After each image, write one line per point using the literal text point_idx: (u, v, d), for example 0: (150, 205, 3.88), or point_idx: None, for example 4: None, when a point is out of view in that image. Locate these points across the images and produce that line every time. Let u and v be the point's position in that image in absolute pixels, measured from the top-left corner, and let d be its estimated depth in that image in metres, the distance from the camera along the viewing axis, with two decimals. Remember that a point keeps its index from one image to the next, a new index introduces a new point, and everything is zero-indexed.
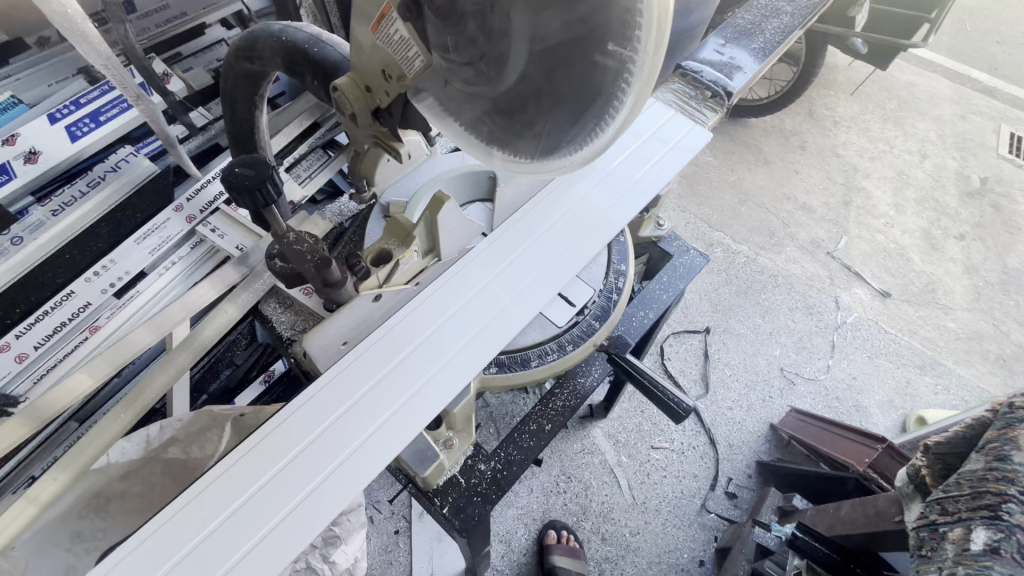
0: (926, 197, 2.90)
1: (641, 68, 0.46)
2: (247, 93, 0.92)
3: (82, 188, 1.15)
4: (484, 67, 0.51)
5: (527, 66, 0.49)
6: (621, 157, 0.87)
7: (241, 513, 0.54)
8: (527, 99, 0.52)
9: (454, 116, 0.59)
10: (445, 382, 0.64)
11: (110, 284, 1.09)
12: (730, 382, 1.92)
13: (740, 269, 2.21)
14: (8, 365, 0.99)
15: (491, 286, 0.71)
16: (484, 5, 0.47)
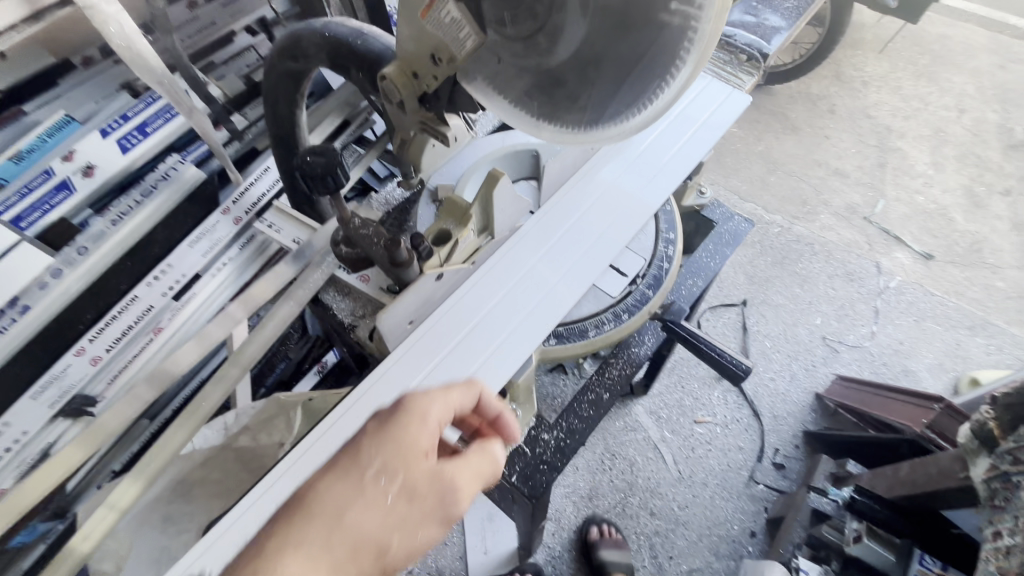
0: (966, 153, 2.79)
1: (699, 35, 0.48)
2: (290, 92, 0.95)
3: (137, 197, 1.18)
4: (541, 41, 0.56)
5: (585, 36, 0.55)
6: (661, 126, 0.87)
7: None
8: (577, 70, 0.57)
9: (501, 92, 0.60)
10: (508, 354, 0.67)
11: (169, 287, 1.14)
12: (771, 354, 1.90)
13: (775, 239, 2.17)
14: (84, 367, 1.07)
15: (545, 259, 0.73)
16: None
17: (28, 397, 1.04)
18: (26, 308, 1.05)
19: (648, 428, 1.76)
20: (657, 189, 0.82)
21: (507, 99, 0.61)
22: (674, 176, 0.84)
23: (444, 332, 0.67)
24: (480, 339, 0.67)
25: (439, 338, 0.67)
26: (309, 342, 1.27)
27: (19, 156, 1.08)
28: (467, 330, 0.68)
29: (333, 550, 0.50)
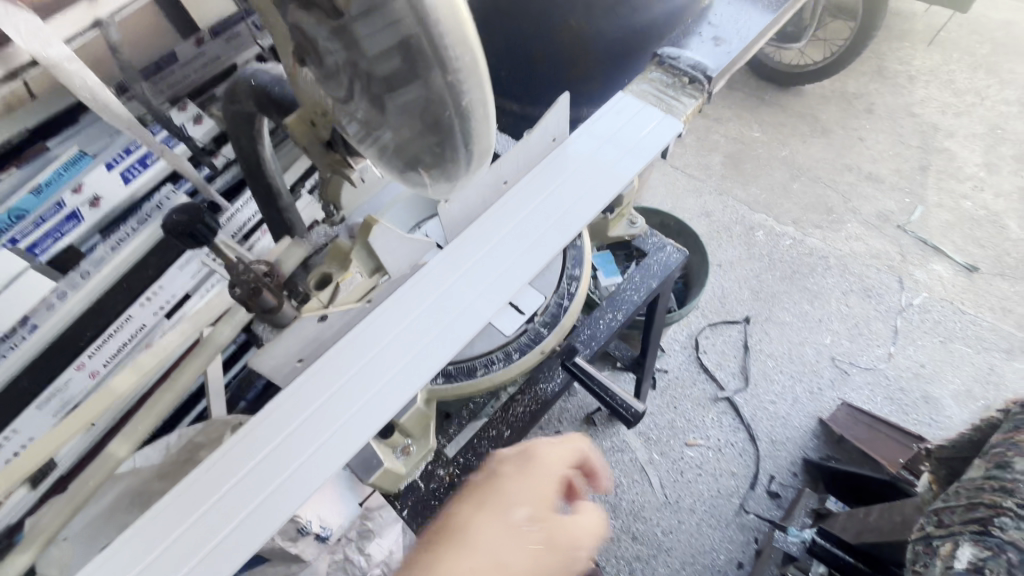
0: None
1: (462, 74, 0.43)
2: (246, 131, 1.01)
3: (134, 226, 1.26)
4: (373, 122, 0.49)
5: (403, 117, 0.46)
6: (583, 154, 0.86)
7: (216, 509, 0.64)
8: (424, 144, 0.49)
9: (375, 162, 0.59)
10: (390, 395, 0.69)
11: (161, 307, 1.34)
12: (773, 375, 1.80)
13: (788, 252, 2.06)
14: (85, 380, 1.25)
15: (440, 299, 0.75)
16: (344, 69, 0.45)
17: (34, 406, 1.19)
18: (34, 326, 1.14)
19: (636, 449, 1.71)
20: (573, 219, 0.81)
21: (378, 161, 0.57)
22: (592, 204, 0.83)
23: (334, 367, 0.70)
24: (370, 373, 0.70)
25: (330, 371, 0.70)
26: None
27: (36, 188, 1.10)
28: (357, 365, 0.70)
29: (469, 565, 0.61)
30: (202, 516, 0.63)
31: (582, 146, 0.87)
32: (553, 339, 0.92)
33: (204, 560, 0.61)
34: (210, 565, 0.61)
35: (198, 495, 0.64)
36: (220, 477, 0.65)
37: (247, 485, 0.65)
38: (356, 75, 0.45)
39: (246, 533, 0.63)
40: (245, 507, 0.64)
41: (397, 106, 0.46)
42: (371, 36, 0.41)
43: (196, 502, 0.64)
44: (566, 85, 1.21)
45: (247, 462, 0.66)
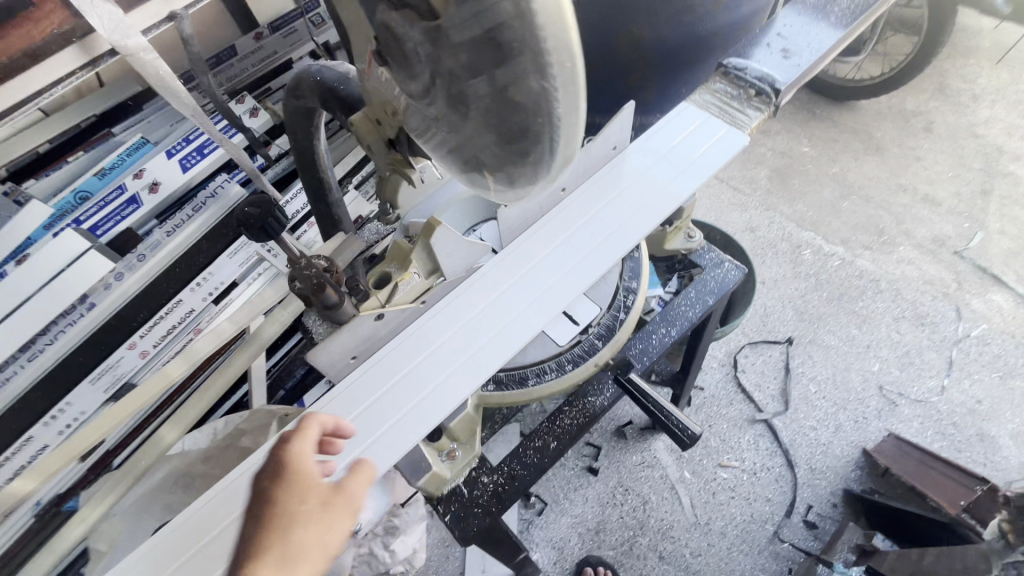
0: None
1: (560, 84, 0.41)
2: (305, 125, 1.02)
3: (189, 212, 1.31)
4: (454, 114, 0.49)
5: (484, 109, 0.46)
6: (645, 163, 0.85)
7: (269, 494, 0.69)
8: (502, 140, 0.48)
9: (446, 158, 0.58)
10: (447, 393, 0.69)
11: (210, 293, 1.36)
12: (815, 400, 1.73)
13: (835, 273, 1.98)
14: (136, 359, 1.29)
15: (499, 300, 0.74)
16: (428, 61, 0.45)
17: (88, 381, 1.22)
18: (92, 305, 1.19)
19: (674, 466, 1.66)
20: (632, 231, 0.80)
21: (447, 157, 0.58)
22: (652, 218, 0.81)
23: (388, 361, 0.70)
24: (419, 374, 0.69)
25: (382, 369, 0.70)
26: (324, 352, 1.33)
27: (103, 172, 1.22)
28: (405, 365, 0.70)
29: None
30: (251, 506, 0.69)
31: (646, 156, 0.85)
32: (607, 352, 0.93)
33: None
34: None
35: (253, 480, 0.70)
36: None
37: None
38: (439, 72, 0.45)
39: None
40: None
41: (475, 99, 0.45)
42: (458, 31, 0.40)
43: (252, 489, 0.70)
44: (622, 91, 1.19)
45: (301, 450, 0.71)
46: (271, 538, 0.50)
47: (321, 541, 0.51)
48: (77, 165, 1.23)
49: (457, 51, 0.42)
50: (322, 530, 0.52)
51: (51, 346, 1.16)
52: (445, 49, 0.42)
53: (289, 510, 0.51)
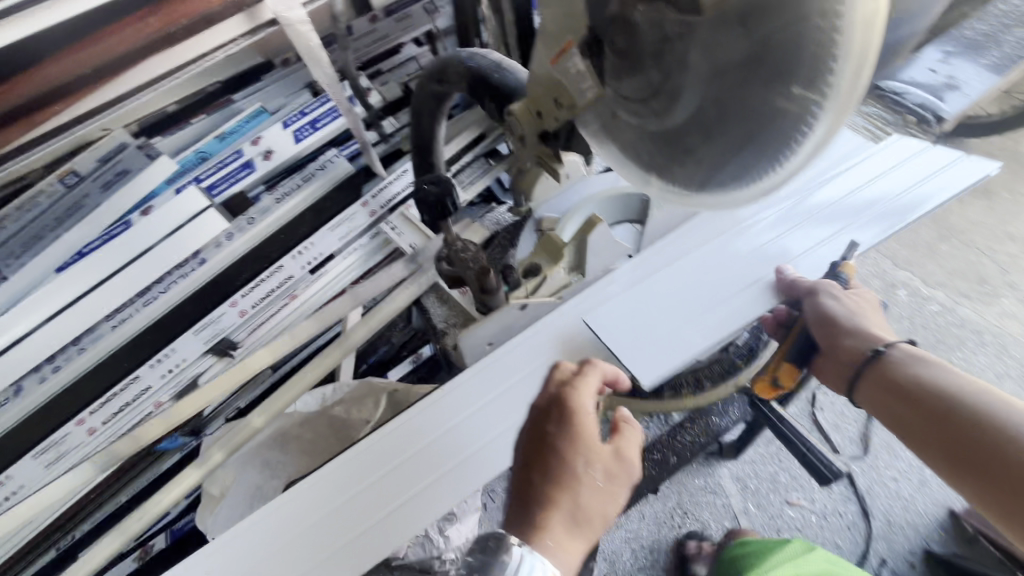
0: None
1: (827, 112, 0.43)
2: (433, 110, 1.02)
3: (299, 181, 1.36)
4: (659, 102, 0.54)
5: (702, 99, 0.50)
6: (791, 180, 0.94)
7: (413, 459, 0.79)
8: (699, 129, 0.52)
9: (615, 143, 0.63)
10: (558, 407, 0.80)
11: (309, 262, 1.34)
12: (898, 450, 1.63)
13: (933, 319, 1.86)
14: (235, 317, 1.30)
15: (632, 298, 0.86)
16: (665, 38, 0.49)
17: (193, 331, 1.27)
18: (204, 260, 1.27)
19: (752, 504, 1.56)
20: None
21: (621, 147, 0.63)
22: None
23: (513, 358, 0.83)
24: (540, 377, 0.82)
25: (508, 364, 0.83)
26: (410, 332, 1.35)
27: (224, 136, 1.32)
28: (529, 368, 0.83)
29: (577, 527, 0.67)
30: (376, 481, 0.77)
31: (769, 205, 0.92)
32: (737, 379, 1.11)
33: (410, 504, 0.77)
34: (411, 507, 0.76)
35: (393, 447, 0.80)
36: (414, 433, 0.80)
37: (444, 446, 0.80)
38: (664, 50, 0.50)
39: (445, 487, 0.77)
40: (443, 465, 0.78)
41: (709, 77, 0.48)
42: (716, 32, 0.45)
43: (394, 456, 0.79)
44: None
45: (442, 424, 0.81)
46: (568, 483, 0.68)
47: (588, 498, 0.68)
48: (205, 125, 1.35)
49: (701, 49, 0.47)
50: (606, 497, 0.70)
51: (167, 292, 1.24)
52: (702, 36, 0.46)
53: (581, 471, 0.69)
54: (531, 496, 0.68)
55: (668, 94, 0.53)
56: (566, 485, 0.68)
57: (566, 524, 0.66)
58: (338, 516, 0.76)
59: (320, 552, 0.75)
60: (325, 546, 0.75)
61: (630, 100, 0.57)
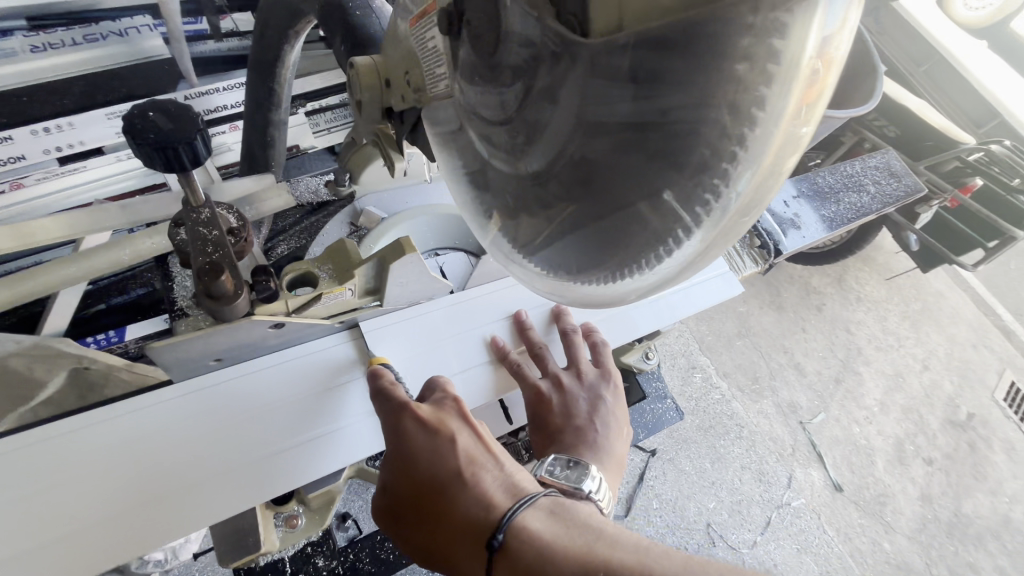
0: (992, 430, 2.08)
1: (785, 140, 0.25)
2: (283, 25, 0.79)
3: (76, 37, 0.93)
4: (609, 220, 0.33)
5: (644, 201, 0.30)
6: None
7: (138, 462, 0.51)
8: (653, 239, 0.31)
9: (551, 224, 0.37)
10: (341, 447, 0.56)
11: (60, 148, 0.94)
12: (654, 517, 1.62)
13: (710, 405, 1.88)
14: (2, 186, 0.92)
15: (403, 362, 0.60)
16: (528, 74, 0.31)
17: None
18: None
19: None
20: (619, 328, 0.73)
21: (572, 230, 0.36)
22: (642, 321, 0.73)
23: (236, 393, 0.55)
24: (292, 420, 0.56)
25: (249, 393, 0.56)
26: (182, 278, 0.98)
27: None
28: (278, 402, 0.56)
29: (616, 470, 0.63)
30: (124, 461, 0.51)
31: None
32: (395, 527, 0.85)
33: (88, 536, 0.48)
34: (112, 526, 0.49)
35: (132, 429, 0.53)
36: (149, 430, 0.53)
37: (187, 463, 0.52)
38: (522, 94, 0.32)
39: (171, 509, 0.51)
40: (179, 482, 0.51)
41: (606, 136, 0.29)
42: (521, 25, 0.29)
43: (114, 448, 0.52)
44: None
45: (198, 422, 0.54)
46: (605, 423, 0.66)
47: (618, 424, 0.67)
48: (50, 38, 0.91)
49: (539, 75, 0.30)
50: (624, 445, 0.67)
51: None
52: (558, 68, 0.29)
53: (615, 404, 0.69)
54: (564, 432, 0.64)
55: (527, 126, 0.33)
56: (608, 417, 0.67)
57: (623, 451, 0.65)
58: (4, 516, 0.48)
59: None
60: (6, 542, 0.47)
61: (491, 123, 0.36)
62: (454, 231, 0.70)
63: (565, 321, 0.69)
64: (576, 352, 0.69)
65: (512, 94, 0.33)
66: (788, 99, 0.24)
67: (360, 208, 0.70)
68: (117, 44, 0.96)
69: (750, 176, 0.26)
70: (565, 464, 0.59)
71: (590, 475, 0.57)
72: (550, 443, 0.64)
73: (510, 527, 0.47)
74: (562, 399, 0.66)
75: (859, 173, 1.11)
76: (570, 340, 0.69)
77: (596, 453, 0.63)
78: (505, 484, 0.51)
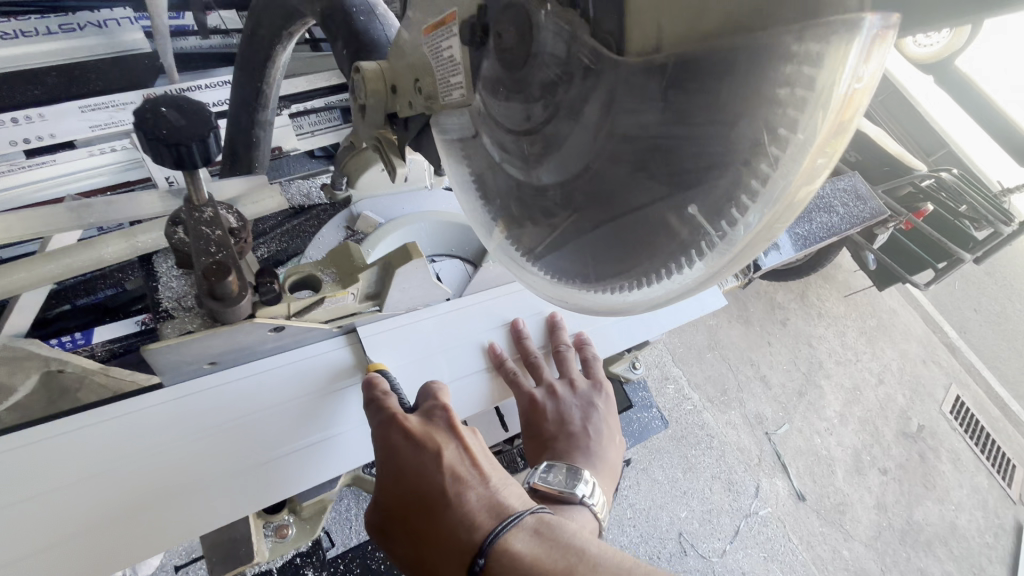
0: (940, 441, 2.19)
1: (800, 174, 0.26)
2: (276, 26, 0.76)
3: (51, 26, 0.91)
4: (628, 231, 0.33)
5: (664, 211, 0.31)
6: None
7: (137, 465, 0.53)
8: (667, 250, 0.32)
9: (564, 235, 0.38)
10: (336, 453, 0.59)
11: (25, 140, 0.86)
12: (627, 527, 1.63)
13: (682, 415, 1.92)
14: None
15: (400, 368, 0.62)
16: (555, 87, 0.31)
17: None
18: None
19: None
20: (610, 339, 0.75)
21: (584, 239, 0.37)
22: (632, 332, 0.75)
23: (234, 397, 0.58)
24: (290, 426, 0.58)
25: (248, 397, 0.58)
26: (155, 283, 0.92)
27: None
28: (276, 408, 0.58)
29: (607, 476, 0.65)
30: (123, 465, 0.53)
31: None
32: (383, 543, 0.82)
33: (90, 539, 0.50)
34: (109, 533, 0.51)
35: (131, 432, 0.54)
36: (148, 433, 0.54)
37: (187, 467, 0.54)
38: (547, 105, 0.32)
39: (169, 516, 0.53)
40: (177, 490, 0.53)
41: (631, 150, 0.30)
42: (552, 39, 0.30)
43: (113, 451, 0.53)
44: None
45: (196, 427, 0.56)
46: (597, 431, 0.68)
47: (609, 430, 0.70)
48: (23, 25, 0.89)
49: (569, 91, 0.31)
50: (615, 451, 0.69)
51: None
52: (587, 82, 0.30)
53: (607, 412, 0.70)
54: (557, 439, 0.66)
55: (548, 138, 0.34)
56: (600, 424, 0.68)
57: (614, 456, 0.68)
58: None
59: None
60: (6, 544, 0.48)
61: (513, 133, 0.37)
62: (452, 239, 0.70)
63: (559, 332, 0.71)
64: (570, 363, 0.70)
65: (538, 107, 0.33)
66: (818, 131, 0.25)
67: (356, 212, 0.69)
68: (94, 36, 0.94)
69: (765, 210, 0.27)
70: (555, 471, 0.61)
71: (584, 480, 0.60)
72: (545, 448, 0.66)
73: (493, 550, 0.47)
74: (556, 407, 0.67)
75: (828, 195, 1.17)
76: (563, 351, 0.70)
77: (589, 458, 0.65)
78: (490, 503, 0.50)
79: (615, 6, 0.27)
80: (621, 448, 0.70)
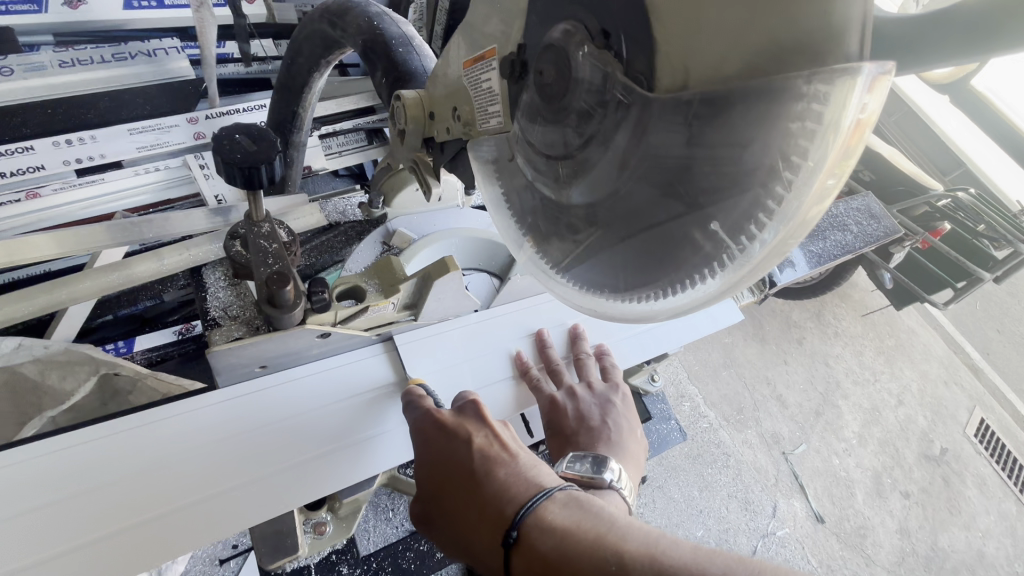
0: (963, 465, 2.15)
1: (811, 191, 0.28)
2: (315, 55, 0.81)
3: (105, 55, 0.99)
4: (655, 245, 0.37)
5: (687, 228, 0.34)
6: None
7: (189, 460, 0.57)
8: (690, 262, 0.35)
9: (595, 248, 0.41)
10: (363, 459, 0.62)
11: (78, 159, 0.92)
12: None
13: (698, 432, 1.91)
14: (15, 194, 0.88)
15: (431, 375, 0.66)
16: (590, 117, 0.35)
17: None
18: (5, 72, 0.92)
19: None
20: (630, 350, 0.77)
21: (613, 251, 0.40)
22: (652, 344, 0.78)
23: (272, 403, 0.61)
24: (321, 431, 0.61)
25: (284, 403, 0.61)
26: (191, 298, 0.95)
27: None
28: (316, 410, 0.62)
29: (631, 463, 0.67)
30: (166, 463, 0.56)
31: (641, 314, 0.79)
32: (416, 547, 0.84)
33: (144, 529, 0.53)
34: (149, 528, 0.53)
35: (176, 433, 0.58)
36: (199, 430, 0.58)
37: (225, 467, 0.57)
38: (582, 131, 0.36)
39: (205, 514, 0.55)
40: (214, 489, 0.56)
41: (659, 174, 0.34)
42: (588, 75, 0.34)
43: (162, 448, 0.57)
44: None
45: (243, 426, 0.59)
46: (618, 427, 0.69)
47: (631, 426, 0.71)
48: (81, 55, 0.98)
49: (603, 120, 0.35)
50: (638, 448, 0.70)
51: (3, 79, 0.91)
52: (624, 112, 0.33)
53: (627, 410, 0.72)
54: (581, 435, 0.67)
55: (583, 162, 0.37)
56: (620, 420, 0.70)
57: (637, 450, 0.69)
58: (64, 509, 0.52)
59: (55, 536, 0.51)
60: (68, 532, 0.52)
61: (548, 157, 0.40)
62: (480, 254, 0.74)
63: (580, 341, 0.74)
64: (589, 368, 0.73)
65: (573, 134, 0.37)
66: (830, 151, 0.27)
67: (390, 228, 0.74)
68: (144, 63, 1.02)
69: (782, 227, 0.30)
70: (583, 459, 0.62)
71: (610, 466, 0.60)
72: (567, 445, 0.67)
73: (526, 519, 0.48)
74: (576, 405, 0.69)
75: (841, 214, 1.20)
76: (582, 359, 0.73)
77: (612, 449, 0.67)
78: (518, 480, 0.52)
79: (647, 47, 0.31)
80: (642, 442, 0.71)
